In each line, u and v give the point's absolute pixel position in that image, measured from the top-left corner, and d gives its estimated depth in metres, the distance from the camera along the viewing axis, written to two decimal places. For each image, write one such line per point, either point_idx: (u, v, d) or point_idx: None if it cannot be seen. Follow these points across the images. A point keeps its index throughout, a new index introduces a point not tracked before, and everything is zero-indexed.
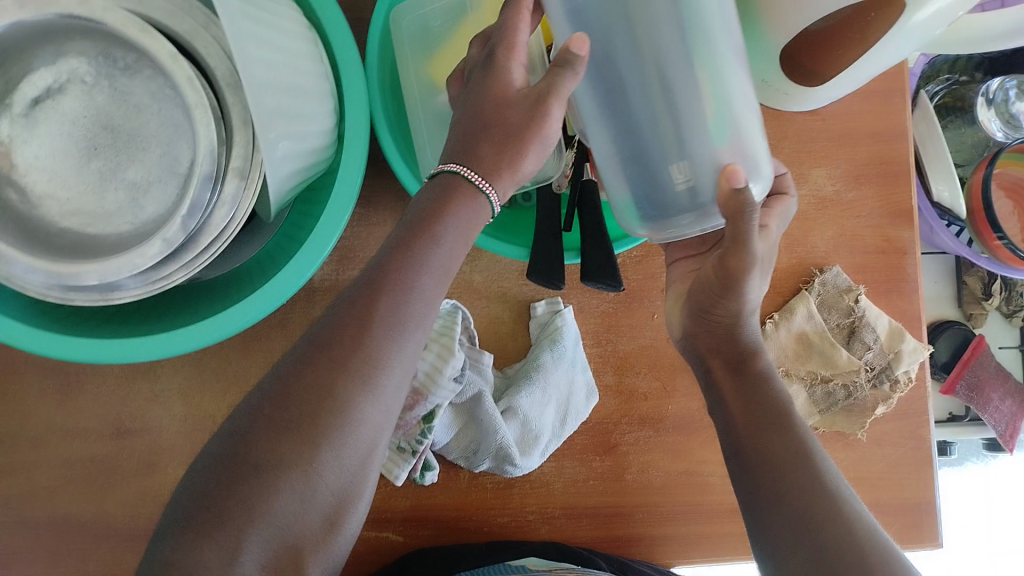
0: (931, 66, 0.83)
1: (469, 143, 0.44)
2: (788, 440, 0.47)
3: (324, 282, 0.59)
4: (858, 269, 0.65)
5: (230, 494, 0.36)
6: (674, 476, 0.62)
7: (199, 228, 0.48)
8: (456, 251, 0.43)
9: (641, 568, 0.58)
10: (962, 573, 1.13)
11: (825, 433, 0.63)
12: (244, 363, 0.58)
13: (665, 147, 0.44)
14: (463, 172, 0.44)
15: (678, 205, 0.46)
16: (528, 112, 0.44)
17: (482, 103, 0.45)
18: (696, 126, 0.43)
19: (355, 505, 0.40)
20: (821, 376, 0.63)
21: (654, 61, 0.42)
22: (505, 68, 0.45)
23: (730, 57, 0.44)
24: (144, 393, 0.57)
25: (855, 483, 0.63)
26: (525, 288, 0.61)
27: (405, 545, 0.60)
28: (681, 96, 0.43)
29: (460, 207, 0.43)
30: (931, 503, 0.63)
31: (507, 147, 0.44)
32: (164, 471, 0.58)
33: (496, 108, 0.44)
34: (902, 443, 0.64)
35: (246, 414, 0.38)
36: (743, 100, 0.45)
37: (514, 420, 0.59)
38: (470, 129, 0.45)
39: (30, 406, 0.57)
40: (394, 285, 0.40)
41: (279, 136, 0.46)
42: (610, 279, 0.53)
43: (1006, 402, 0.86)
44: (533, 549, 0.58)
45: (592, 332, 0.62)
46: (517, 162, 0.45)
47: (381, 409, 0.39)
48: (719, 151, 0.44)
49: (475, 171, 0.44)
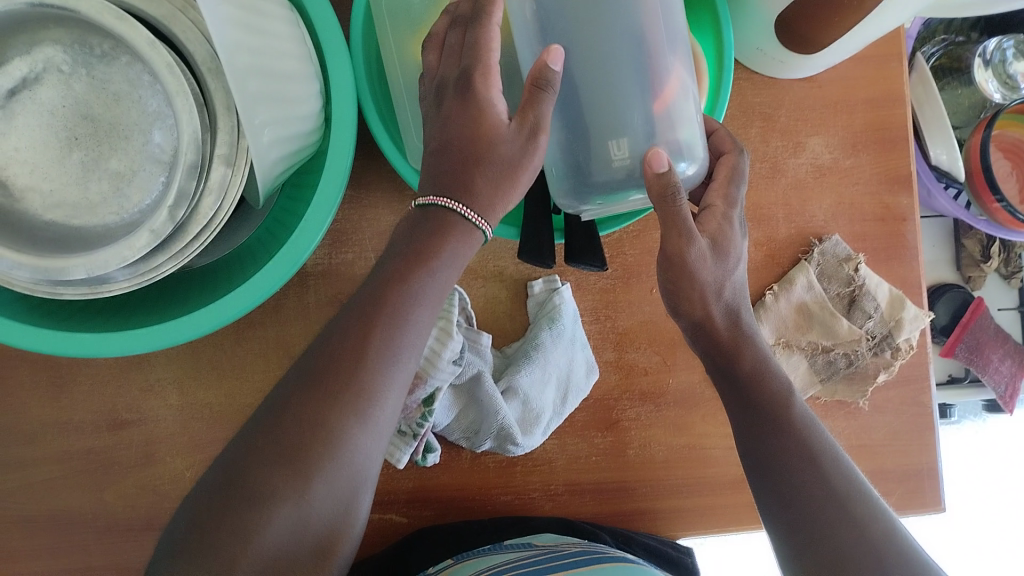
0: (927, 27, 0.82)
1: (459, 176, 0.42)
2: (806, 438, 0.48)
3: (318, 267, 0.58)
4: (857, 237, 0.64)
5: (218, 528, 0.35)
6: (676, 451, 0.61)
7: (187, 218, 0.48)
8: (450, 279, 0.42)
9: (647, 542, 0.59)
10: (965, 532, 1.13)
11: (827, 402, 0.63)
12: (239, 350, 0.57)
13: (602, 120, 0.47)
14: (456, 208, 0.42)
15: (614, 180, 0.48)
16: (522, 147, 0.43)
17: (469, 132, 0.42)
18: (631, 101, 0.47)
19: (349, 534, 0.39)
20: (822, 346, 0.62)
21: (596, 36, 0.46)
22: (487, 96, 0.43)
23: (669, 41, 0.47)
24: (139, 384, 0.57)
25: (858, 451, 0.63)
26: (521, 267, 0.60)
27: (409, 526, 0.59)
28: (619, 66, 0.46)
29: (455, 238, 0.42)
30: (934, 469, 0.63)
31: (502, 182, 0.43)
32: (163, 462, 0.57)
33: (483, 140, 0.42)
34: (905, 410, 0.63)
35: (237, 446, 0.37)
36: (683, 78, 0.48)
37: (515, 400, 0.59)
38: (455, 164, 0.43)
39: (24, 401, 0.56)
40: (389, 315, 0.39)
41: (263, 121, 0.45)
42: (594, 260, 0.52)
43: (1006, 364, 0.86)
44: (540, 525, 0.58)
45: (591, 309, 0.61)
46: (510, 195, 0.44)
47: (374, 439, 0.39)
48: (651, 125, 0.47)
49: (468, 207, 0.42)
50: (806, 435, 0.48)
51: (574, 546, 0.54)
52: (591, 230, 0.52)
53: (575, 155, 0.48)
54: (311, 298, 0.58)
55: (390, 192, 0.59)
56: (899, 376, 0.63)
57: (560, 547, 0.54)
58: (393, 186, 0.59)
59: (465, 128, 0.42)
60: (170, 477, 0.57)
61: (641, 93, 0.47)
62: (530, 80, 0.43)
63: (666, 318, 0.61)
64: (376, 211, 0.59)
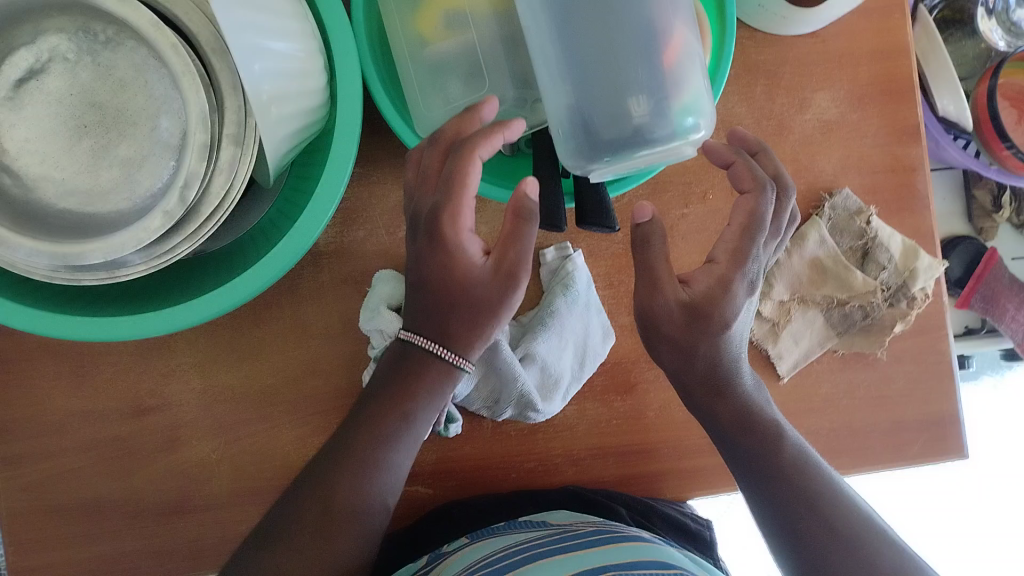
0: None
1: (436, 316, 0.46)
2: (802, 478, 0.49)
3: (330, 246, 0.58)
4: (868, 190, 0.64)
5: None
6: None
7: (199, 198, 0.48)
8: (426, 419, 0.48)
9: (665, 511, 0.59)
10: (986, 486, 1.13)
11: (844, 355, 0.63)
12: (256, 331, 0.58)
13: (608, 78, 0.47)
14: (434, 349, 0.46)
15: (621, 139, 0.47)
16: (498, 286, 0.45)
17: (446, 276, 0.45)
18: (637, 57, 0.47)
19: None
20: (838, 300, 0.62)
21: None
22: (461, 241, 0.44)
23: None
24: (161, 369, 0.57)
25: (878, 402, 0.63)
26: (533, 235, 0.60)
27: (435, 497, 0.60)
28: (625, 24, 0.46)
29: (432, 380, 0.46)
30: (955, 415, 0.63)
31: (477, 321, 0.46)
32: (189, 444, 0.58)
33: (459, 285, 0.45)
34: (923, 360, 0.63)
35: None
36: (688, 37, 0.48)
37: (533, 366, 0.59)
38: (435, 305, 0.45)
39: (48, 391, 0.56)
40: (364, 458, 0.45)
41: (270, 97, 0.45)
42: (604, 221, 0.51)
43: None
44: (558, 500, 0.59)
45: (604, 275, 0.61)
46: (486, 332, 0.46)
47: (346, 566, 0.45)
48: (658, 81, 0.47)
49: (446, 347, 0.46)
50: (800, 473, 0.50)
51: (588, 526, 0.54)
52: (602, 192, 0.52)
53: (581, 115, 0.48)
54: (326, 277, 0.58)
55: (398, 167, 0.59)
56: (917, 326, 0.63)
57: (573, 527, 0.53)
58: (401, 161, 0.59)
59: (441, 274, 0.45)
60: (196, 460, 0.58)
61: (647, 49, 0.47)
62: (512, 210, 0.45)
63: None
64: (385, 188, 0.59)
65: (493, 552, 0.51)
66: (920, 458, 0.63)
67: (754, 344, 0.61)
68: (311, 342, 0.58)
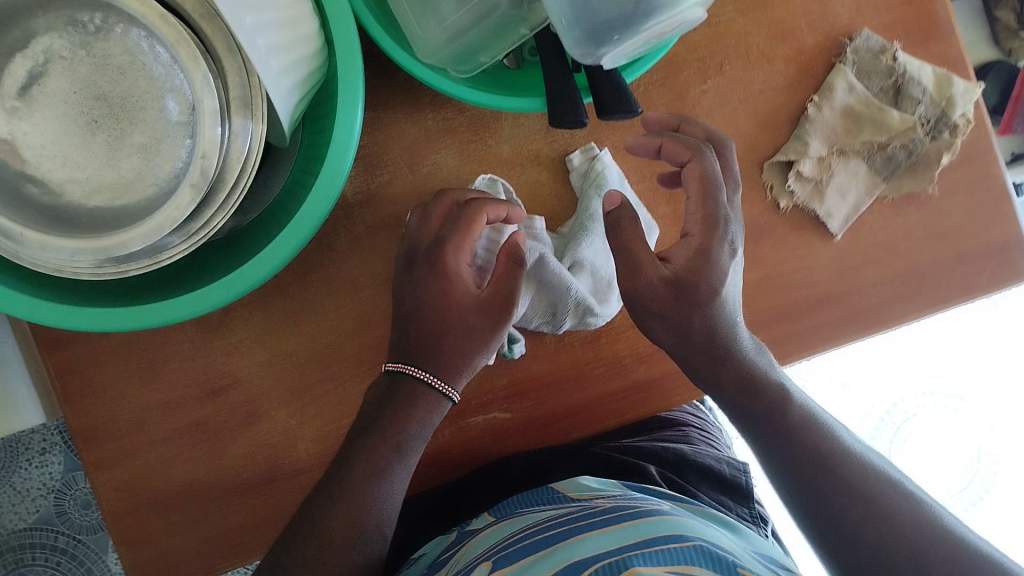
0: None
1: (428, 345, 0.52)
2: (816, 442, 0.51)
3: (359, 195, 0.58)
4: (888, 26, 0.61)
5: None
6: (756, 285, 0.59)
7: (221, 168, 0.48)
8: (419, 448, 0.52)
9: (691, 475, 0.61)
10: None
11: (895, 199, 0.60)
12: (305, 295, 0.58)
13: None
14: (425, 377, 0.51)
15: (614, 17, 0.45)
16: (483, 316, 0.52)
17: (437, 305, 0.51)
18: None
19: None
20: (878, 143, 0.59)
21: None
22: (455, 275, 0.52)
23: None
24: (223, 349, 0.58)
25: (938, 239, 0.61)
26: (555, 144, 0.60)
27: (514, 420, 0.60)
28: None
29: (424, 407, 0.51)
30: (1017, 237, 0.61)
31: (462, 348, 0.52)
32: (266, 416, 0.59)
33: (449, 314, 0.51)
34: (976, 188, 0.61)
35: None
36: None
37: (583, 273, 0.60)
38: (427, 335, 0.52)
39: (121, 392, 0.58)
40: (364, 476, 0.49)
41: (269, 49, 0.45)
42: (625, 108, 0.50)
43: None
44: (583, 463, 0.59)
45: (636, 169, 0.61)
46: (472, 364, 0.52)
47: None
48: None
49: (438, 377, 0.52)
50: (814, 438, 0.51)
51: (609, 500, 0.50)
52: (616, 81, 0.50)
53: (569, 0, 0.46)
54: (360, 227, 0.58)
55: (408, 101, 0.58)
56: (964, 157, 0.61)
57: (592, 502, 0.50)
58: (410, 95, 0.58)
59: (434, 302, 0.51)
60: (276, 429, 0.59)
61: None
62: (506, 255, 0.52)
63: None
64: (399, 126, 0.58)
65: (514, 533, 0.49)
66: (990, 288, 0.61)
67: (801, 207, 0.60)
68: (361, 294, 0.59)
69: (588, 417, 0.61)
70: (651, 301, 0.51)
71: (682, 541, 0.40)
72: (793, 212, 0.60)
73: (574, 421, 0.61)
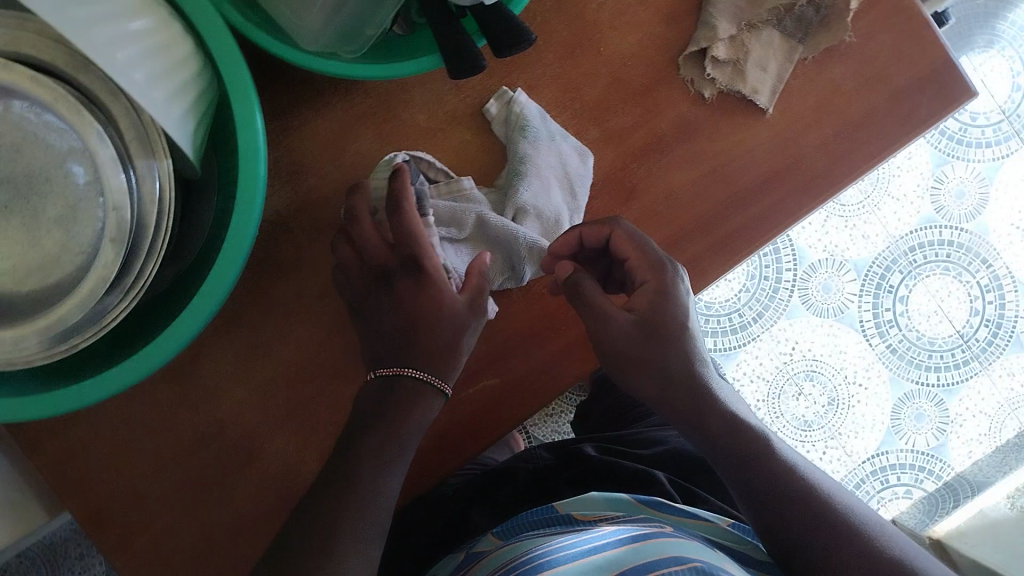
0: None
1: (410, 351, 0.53)
2: (752, 445, 0.53)
3: (291, 207, 0.58)
4: None
5: None
6: (702, 181, 0.60)
7: (139, 213, 0.47)
8: (412, 448, 0.52)
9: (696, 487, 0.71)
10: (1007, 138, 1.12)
11: (816, 58, 0.59)
12: (268, 319, 0.58)
13: None
14: (422, 377, 0.52)
15: None
16: (466, 311, 0.54)
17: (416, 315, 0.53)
18: None
19: None
20: (784, 7, 0.59)
21: None
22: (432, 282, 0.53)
23: None
24: (202, 392, 0.57)
25: (870, 83, 0.59)
26: (469, 100, 0.59)
27: (506, 381, 0.60)
28: None
29: (420, 412, 0.52)
30: (950, 58, 0.59)
31: (444, 352, 0.53)
32: (263, 447, 0.58)
33: (427, 322, 0.53)
34: (892, 24, 0.59)
35: None
36: None
37: (529, 219, 0.58)
38: (406, 334, 0.53)
39: (115, 463, 0.57)
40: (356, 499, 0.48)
41: (146, 78, 0.43)
42: (521, 41, 0.49)
43: None
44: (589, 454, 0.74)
45: (554, 101, 0.59)
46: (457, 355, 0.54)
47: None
48: None
49: (437, 376, 0.53)
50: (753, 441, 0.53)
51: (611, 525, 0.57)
52: (502, 11, 0.49)
53: None
54: (302, 236, 0.58)
55: (313, 101, 0.57)
56: None
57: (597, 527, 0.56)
58: (312, 93, 0.57)
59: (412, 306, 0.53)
60: (277, 458, 0.58)
61: None
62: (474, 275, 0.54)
63: (626, 70, 0.59)
64: (311, 126, 0.57)
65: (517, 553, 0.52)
66: (934, 120, 0.60)
67: (725, 92, 0.59)
68: (323, 302, 0.58)
69: (577, 356, 0.60)
70: (621, 343, 0.53)
71: (682, 564, 0.46)
72: (719, 98, 0.59)
73: (566, 363, 0.60)
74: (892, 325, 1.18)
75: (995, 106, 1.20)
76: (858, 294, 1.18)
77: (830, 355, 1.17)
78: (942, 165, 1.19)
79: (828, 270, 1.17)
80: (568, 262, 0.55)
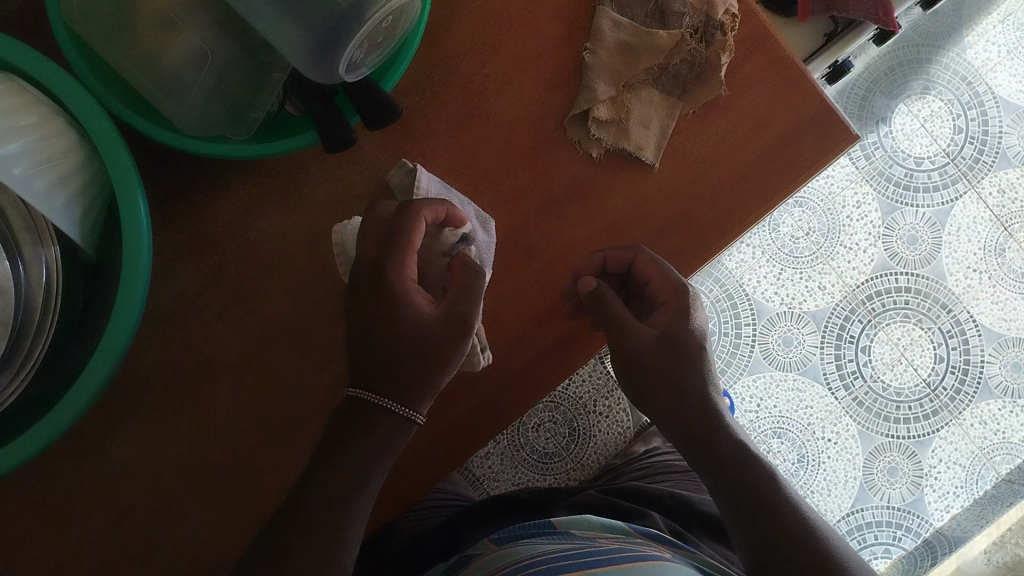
0: None
1: (387, 379, 0.53)
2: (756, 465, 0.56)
3: (195, 285, 0.59)
4: None
5: None
6: (596, 238, 0.61)
7: (23, 297, 0.48)
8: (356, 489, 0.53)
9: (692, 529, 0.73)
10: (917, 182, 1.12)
11: (696, 113, 0.61)
12: (176, 397, 0.59)
13: None
14: (390, 407, 0.53)
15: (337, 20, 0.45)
16: (441, 329, 0.53)
17: (385, 339, 0.52)
18: None
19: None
20: (659, 66, 0.61)
21: None
22: (406, 300, 0.53)
23: None
24: (112, 474, 0.58)
25: (753, 134, 0.61)
26: (366, 173, 0.61)
27: (417, 445, 0.60)
28: None
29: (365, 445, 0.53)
30: (829, 102, 0.61)
31: (413, 378, 0.53)
32: (176, 526, 0.58)
33: (395, 348, 0.52)
34: (767, 76, 0.61)
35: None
36: None
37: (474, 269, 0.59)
38: (374, 362, 0.53)
39: (26, 551, 0.57)
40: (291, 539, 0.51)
41: (16, 164, 0.45)
42: (387, 110, 0.51)
43: None
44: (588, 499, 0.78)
45: (447, 169, 0.61)
46: (433, 384, 0.53)
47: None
48: None
49: (402, 405, 0.53)
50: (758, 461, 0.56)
51: (610, 542, 0.59)
52: (370, 87, 0.50)
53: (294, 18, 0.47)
54: (208, 313, 0.59)
55: (213, 182, 0.59)
56: (748, 48, 0.61)
57: (596, 543, 0.59)
58: (211, 176, 0.59)
59: (383, 331, 0.53)
60: (189, 537, 0.58)
61: None
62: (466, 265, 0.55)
63: (514, 136, 0.61)
64: (212, 206, 0.59)
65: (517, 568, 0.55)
66: (819, 163, 0.61)
67: (611, 150, 0.61)
68: (231, 377, 0.59)
69: (486, 414, 0.61)
70: (642, 354, 0.57)
71: None
72: (606, 156, 0.61)
73: (475, 422, 0.61)
74: (855, 376, 1.18)
75: (940, 150, 1.20)
76: (819, 346, 1.18)
77: (795, 410, 1.17)
78: (893, 212, 1.19)
79: (787, 323, 1.18)
80: (591, 278, 0.58)
